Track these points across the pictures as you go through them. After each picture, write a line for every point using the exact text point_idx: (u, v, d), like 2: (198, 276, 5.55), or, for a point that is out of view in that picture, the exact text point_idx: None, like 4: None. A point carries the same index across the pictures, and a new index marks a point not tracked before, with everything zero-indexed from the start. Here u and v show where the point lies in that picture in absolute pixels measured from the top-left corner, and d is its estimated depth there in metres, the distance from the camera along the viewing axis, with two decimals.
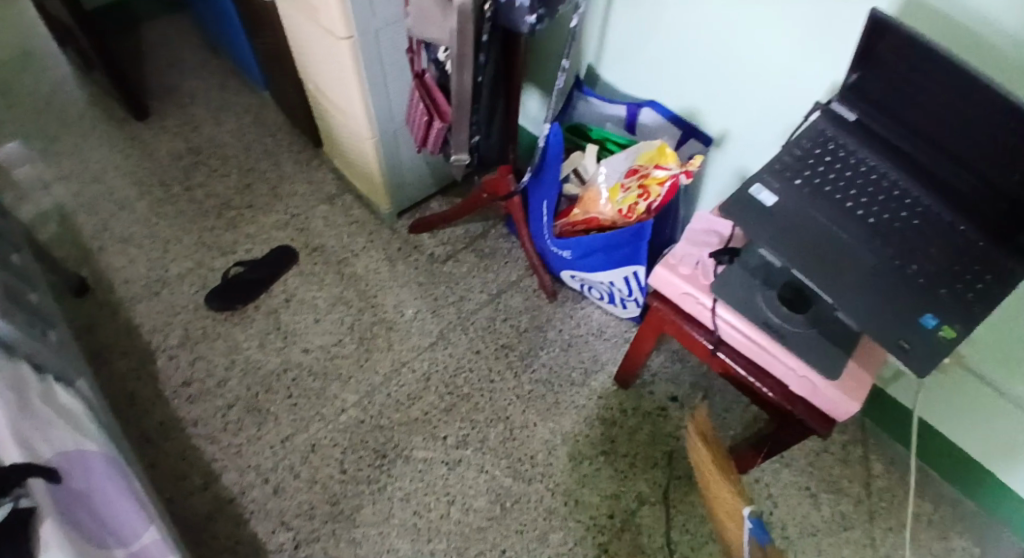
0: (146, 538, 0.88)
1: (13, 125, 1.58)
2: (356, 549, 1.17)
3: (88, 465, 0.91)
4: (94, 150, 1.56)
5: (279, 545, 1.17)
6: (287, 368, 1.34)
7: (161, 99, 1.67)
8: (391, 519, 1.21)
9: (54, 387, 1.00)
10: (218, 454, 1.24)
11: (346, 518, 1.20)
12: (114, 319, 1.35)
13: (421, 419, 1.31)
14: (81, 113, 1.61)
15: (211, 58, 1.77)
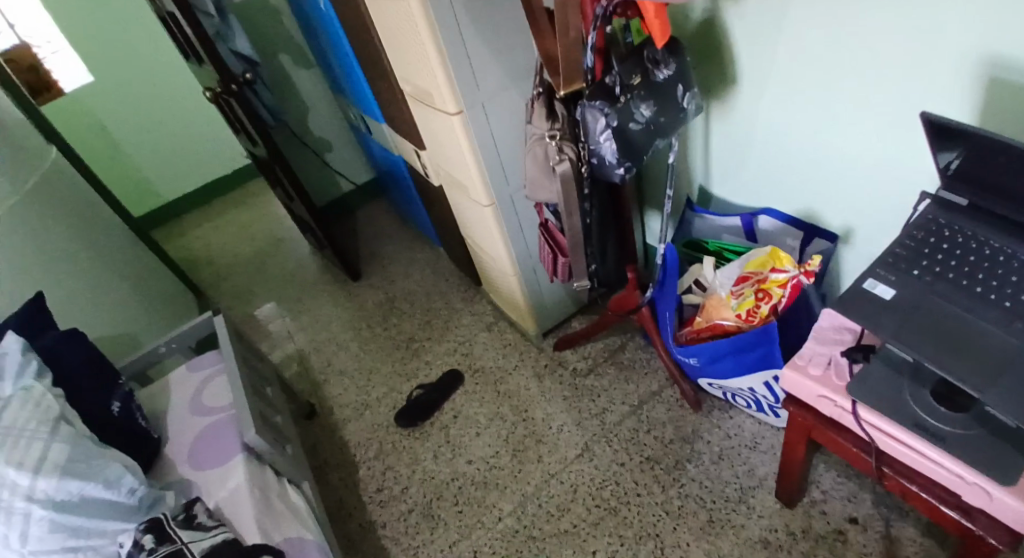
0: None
1: (276, 294, 2.15)
2: None
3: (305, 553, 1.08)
4: (325, 306, 2.03)
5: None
6: (450, 478, 1.50)
7: (370, 262, 2.14)
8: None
9: (289, 490, 1.23)
10: (399, 554, 1.39)
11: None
12: (331, 437, 1.66)
13: (571, 532, 1.35)
14: (317, 280, 2.14)
15: (403, 227, 2.24)
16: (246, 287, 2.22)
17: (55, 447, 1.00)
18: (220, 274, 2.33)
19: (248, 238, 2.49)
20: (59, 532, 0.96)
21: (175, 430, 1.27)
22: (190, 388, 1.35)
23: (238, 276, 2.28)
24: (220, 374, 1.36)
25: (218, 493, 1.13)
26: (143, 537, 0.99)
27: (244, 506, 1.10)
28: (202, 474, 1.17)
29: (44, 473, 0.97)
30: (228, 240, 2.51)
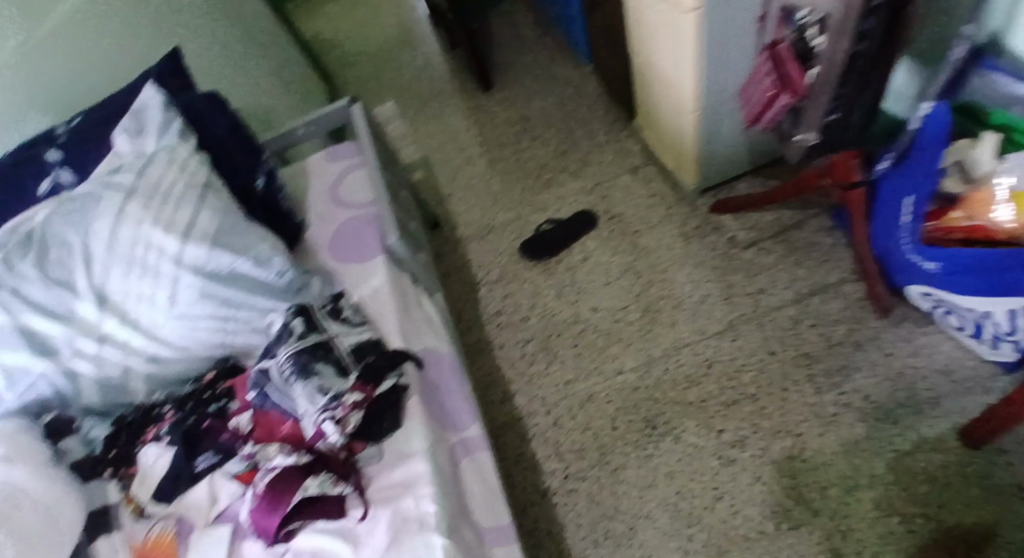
0: (471, 431, 0.92)
1: (401, 90, 1.93)
2: (618, 503, 1.14)
3: (440, 364, 0.95)
4: (451, 114, 1.82)
5: (554, 474, 1.19)
6: (571, 321, 1.35)
7: (503, 68, 1.86)
8: (652, 489, 1.14)
9: (423, 297, 1.04)
10: (515, 379, 1.31)
11: (610, 472, 1.17)
12: (454, 251, 1.53)
13: (700, 405, 1.20)
14: (444, 80, 1.90)
15: (545, 34, 1.91)
16: (370, 73, 2.01)
17: (204, 215, 0.87)
18: (342, 55, 2.11)
19: (370, 18, 2.21)
20: (210, 300, 0.85)
21: (316, 217, 1.09)
22: (330, 175, 1.15)
23: (362, 60, 2.06)
24: (361, 165, 1.15)
25: (357, 290, 0.97)
26: (291, 321, 0.86)
27: (387, 307, 0.94)
28: (343, 267, 1.00)
29: (192, 239, 0.85)
30: (350, 17, 2.24)
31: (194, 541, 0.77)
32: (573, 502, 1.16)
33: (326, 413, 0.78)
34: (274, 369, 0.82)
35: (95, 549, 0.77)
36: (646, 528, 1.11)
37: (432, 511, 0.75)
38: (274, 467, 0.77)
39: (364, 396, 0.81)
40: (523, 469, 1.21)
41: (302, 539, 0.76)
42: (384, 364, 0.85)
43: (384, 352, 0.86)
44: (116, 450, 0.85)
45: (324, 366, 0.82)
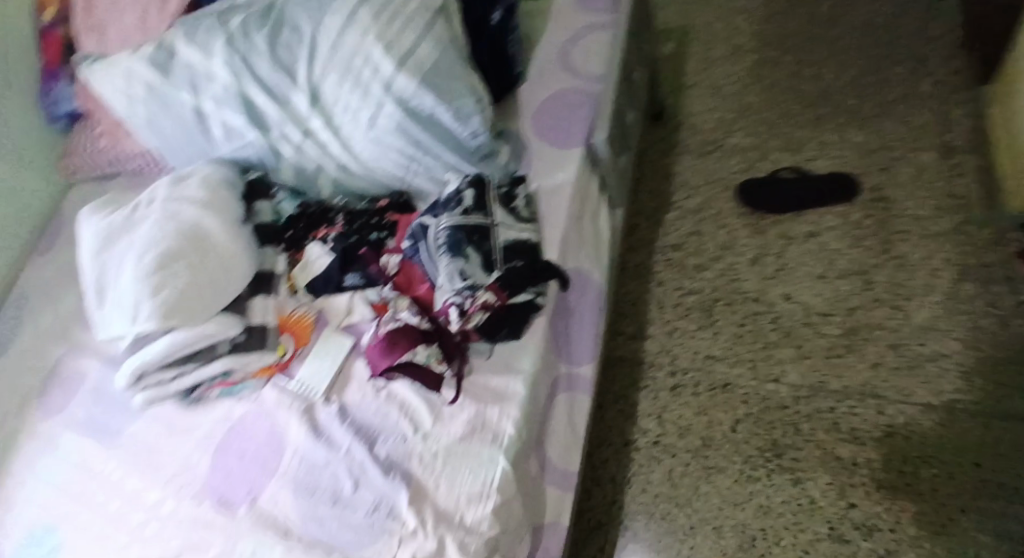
0: (583, 371, 0.88)
1: None
2: (693, 498, 1.00)
3: (585, 290, 0.89)
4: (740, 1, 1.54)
5: (643, 431, 1.07)
6: (752, 294, 1.15)
7: None
8: (738, 510, 0.98)
9: (602, 212, 0.95)
10: (658, 321, 1.16)
11: (704, 466, 1.02)
12: (662, 157, 1.34)
13: (847, 465, 0.98)
14: None
15: None
16: None
17: (424, 46, 0.80)
18: None
19: None
20: (402, 136, 0.83)
21: (540, 74, 0.98)
22: (568, 30, 1.02)
23: None
24: (608, 31, 1.01)
25: (539, 180, 0.89)
26: (463, 190, 0.82)
27: (558, 210, 0.86)
28: (538, 146, 0.91)
29: (405, 71, 0.79)
30: None
31: (325, 336, 0.86)
32: (650, 468, 1.04)
33: (455, 296, 0.76)
34: (432, 231, 0.82)
35: (252, 305, 0.85)
36: (705, 537, 0.97)
37: (508, 434, 0.77)
38: (398, 319, 0.80)
39: (495, 302, 0.77)
40: (620, 408, 1.10)
41: (399, 386, 0.82)
42: (525, 274, 0.79)
43: (532, 260, 0.80)
44: (291, 233, 0.92)
45: (473, 253, 0.79)
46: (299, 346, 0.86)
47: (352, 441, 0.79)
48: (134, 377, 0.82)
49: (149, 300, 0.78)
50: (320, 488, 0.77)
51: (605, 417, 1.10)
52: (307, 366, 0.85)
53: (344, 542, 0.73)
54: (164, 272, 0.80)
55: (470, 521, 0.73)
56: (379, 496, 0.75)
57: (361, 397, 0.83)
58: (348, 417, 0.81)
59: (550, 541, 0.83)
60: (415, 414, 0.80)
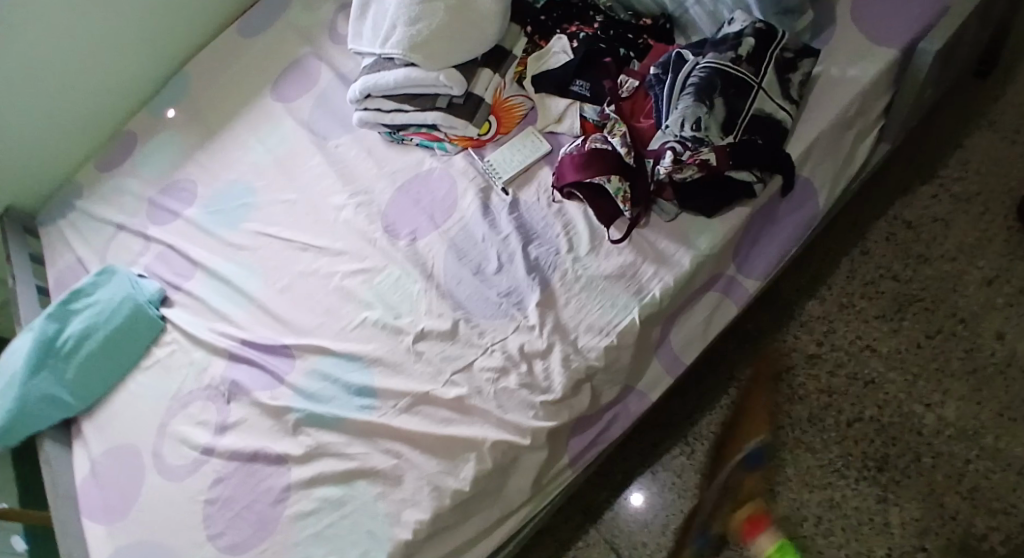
0: (750, 282, 0.84)
1: None
2: (766, 456, 1.01)
3: (800, 207, 0.83)
4: None
5: (754, 376, 1.06)
6: (959, 312, 1.02)
7: None
8: (804, 490, 0.98)
9: (868, 138, 0.86)
10: (836, 286, 1.07)
11: (795, 437, 1.01)
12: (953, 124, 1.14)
13: (945, 513, 0.92)
14: None
15: None
16: None
17: None
18: None
19: None
20: None
21: None
22: None
23: None
24: None
25: (831, 66, 0.82)
26: (745, 36, 0.75)
27: (830, 104, 0.80)
28: (846, 28, 0.84)
29: None
30: None
31: (524, 131, 0.96)
32: (741, 410, 1.05)
33: (677, 143, 0.75)
34: (689, 66, 0.77)
35: (479, 75, 0.99)
36: (757, 493, 1.00)
37: (652, 293, 0.78)
38: (606, 142, 0.83)
39: (715, 165, 0.73)
40: (745, 347, 1.08)
41: (572, 206, 0.87)
42: (761, 156, 0.74)
43: (775, 146, 0.75)
44: (544, 18, 1.01)
45: (718, 107, 0.74)
46: (501, 132, 0.98)
47: (512, 233, 0.89)
48: (362, 92, 1.03)
49: (403, 28, 0.98)
50: (468, 257, 0.90)
51: (726, 348, 1.09)
52: (499, 152, 0.96)
53: (473, 306, 0.86)
54: (423, 9, 0.98)
55: (582, 343, 0.79)
56: (513, 285, 0.86)
57: (535, 201, 0.90)
58: (516, 212, 0.91)
59: (631, 403, 0.84)
60: (577, 238, 0.85)
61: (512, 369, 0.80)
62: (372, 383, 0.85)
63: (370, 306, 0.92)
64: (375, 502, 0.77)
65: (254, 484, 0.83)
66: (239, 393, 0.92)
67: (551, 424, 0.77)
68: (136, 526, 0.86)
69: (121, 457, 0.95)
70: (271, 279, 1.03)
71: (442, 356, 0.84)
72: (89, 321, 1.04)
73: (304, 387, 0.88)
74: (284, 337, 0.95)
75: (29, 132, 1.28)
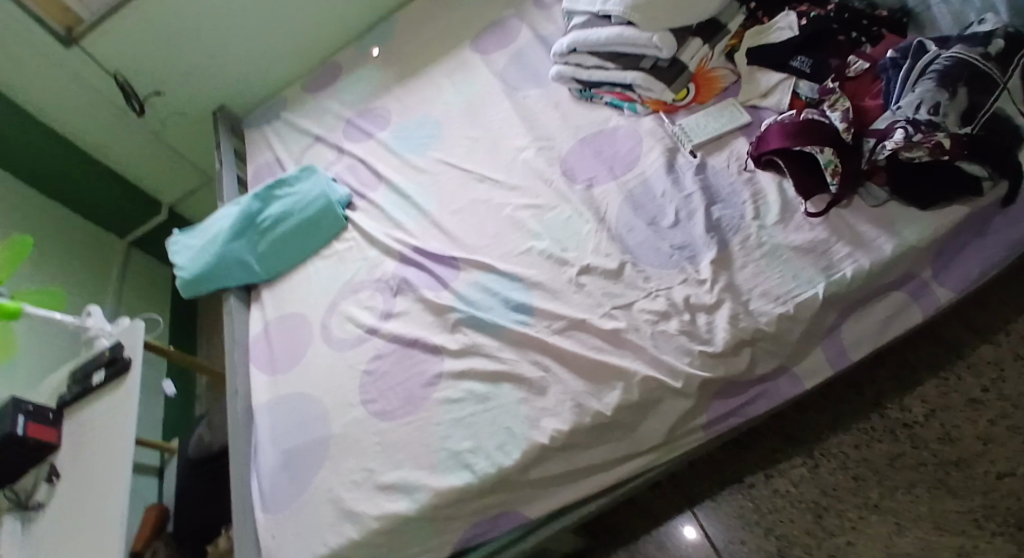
0: (944, 288, 0.79)
1: None
2: (898, 490, 0.97)
3: (1016, 225, 0.79)
4: None
5: (902, 408, 1.01)
6: None
7: None
8: (934, 532, 0.93)
9: None
10: (1021, 334, 0.98)
11: (936, 478, 0.96)
12: None
13: None
14: None
15: None
16: None
17: None
18: None
19: None
20: None
21: None
22: None
23: None
24: None
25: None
26: (996, 37, 0.75)
27: None
28: None
29: None
30: None
31: (723, 103, 1.00)
32: (880, 438, 1.01)
33: (908, 125, 0.74)
34: (933, 55, 0.77)
35: (689, 42, 1.05)
36: (880, 523, 0.96)
37: (843, 272, 0.76)
38: (824, 117, 0.82)
39: (950, 152, 0.71)
40: (898, 377, 1.03)
41: (766, 177, 0.87)
42: (999, 154, 0.72)
43: (1014, 147, 0.73)
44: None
45: (960, 96, 0.73)
46: (698, 101, 1.03)
47: (696, 191, 0.91)
48: (570, 46, 1.15)
49: None
50: (644, 209, 0.94)
51: (876, 372, 1.04)
52: (694, 118, 1.00)
53: (641, 252, 0.89)
54: None
55: (753, 306, 0.79)
56: (686, 241, 0.88)
57: (723, 167, 0.93)
58: (703, 174, 0.93)
59: (782, 384, 0.82)
60: (764, 207, 0.85)
61: (674, 315, 0.82)
62: (530, 301, 0.90)
63: (539, 237, 0.98)
64: (518, 404, 0.81)
65: (409, 365, 0.90)
66: (407, 288, 0.99)
67: (704, 374, 0.77)
68: (294, 381, 0.97)
69: (289, 323, 1.05)
70: (446, 201, 1.11)
71: (603, 291, 0.87)
72: (286, 208, 1.16)
73: (466, 294, 0.94)
74: (453, 251, 1.02)
75: (256, 38, 1.45)
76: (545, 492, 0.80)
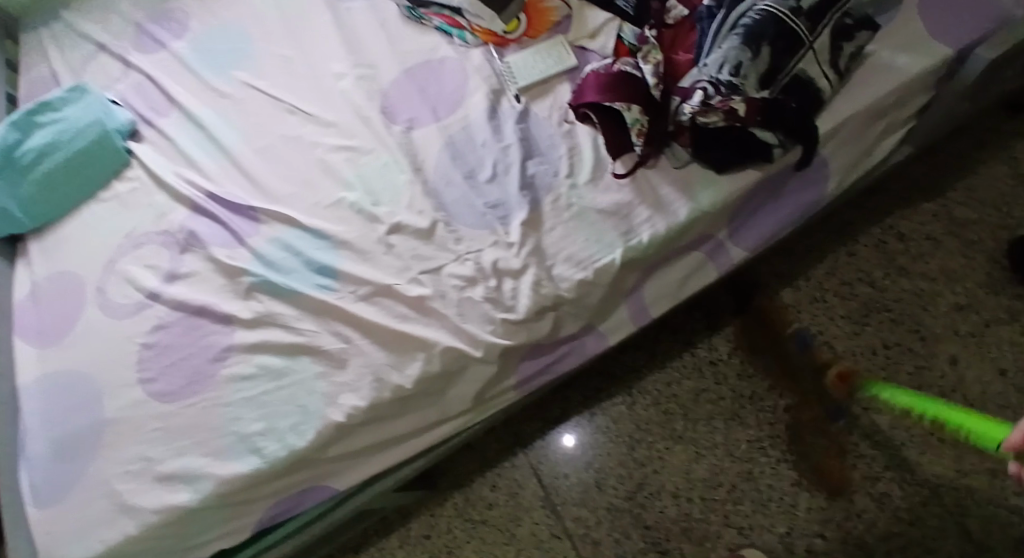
0: (736, 250, 0.81)
1: None
2: (700, 423, 1.05)
3: (809, 188, 0.80)
4: None
5: (710, 347, 1.09)
6: (921, 330, 1.01)
7: None
8: (726, 459, 1.03)
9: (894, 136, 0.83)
10: (812, 281, 1.07)
11: (732, 410, 1.05)
12: (978, 149, 1.11)
13: (850, 509, 0.96)
14: None
15: None
16: None
17: None
18: None
19: None
20: None
21: None
22: None
23: None
24: None
25: (884, 47, 0.77)
26: None
27: (872, 84, 0.76)
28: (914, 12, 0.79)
29: None
30: None
31: (553, 40, 0.91)
32: (688, 376, 1.08)
33: (709, 86, 0.70)
34: (745, 7, 0.72)
35: None
36: (682, 453, 1.04)
37: (640, 238, 0.75)
38: (636, 69, 0.78)
39: (741, 119, 0.69)
40: (708, 320, 1.10)
41: (584, 130, 0.83)
42: (789, 121, 0.71)
43: (807, 114, 0.71)
44: None
45: (763, 57, 0.69)
46: (530, 35, 0.92)
47: (514, 143, 0.84)
48: None
49: None
50: (463, 159, 0.86)
51: (690, 316, 1.10)
52: (521, 55, 0.90)
53: (456, 210, 0.83)
54: None
55: (556, 272, 0.77)
56: (502, 199, 0.82)
57: (545, 116, 0.86)
58: (524, 122, 0.86)
59: (588, 342, 0.83)
60: (579, 163, 0.80)
61: (482, 281, 0.78)
62: (335, 264, 0.82)
63: (350, 188, 0.88)
64: (316, 380, 0.77)
65: (194, 336, 0.84)
66: (195, 244, 0.90)
67: (506, 342, 0.76)
68: (72, 353, 0.87)
69: (69, 284, 0.93)
70: (250, 137, 0.97)
71: (412, 253, 0.81)
72: (54, 136, 0.99)
73: (264, 253, 0.86)
74: (252, 199, 0.91)
75: None
76: (349, 464, 0.79)
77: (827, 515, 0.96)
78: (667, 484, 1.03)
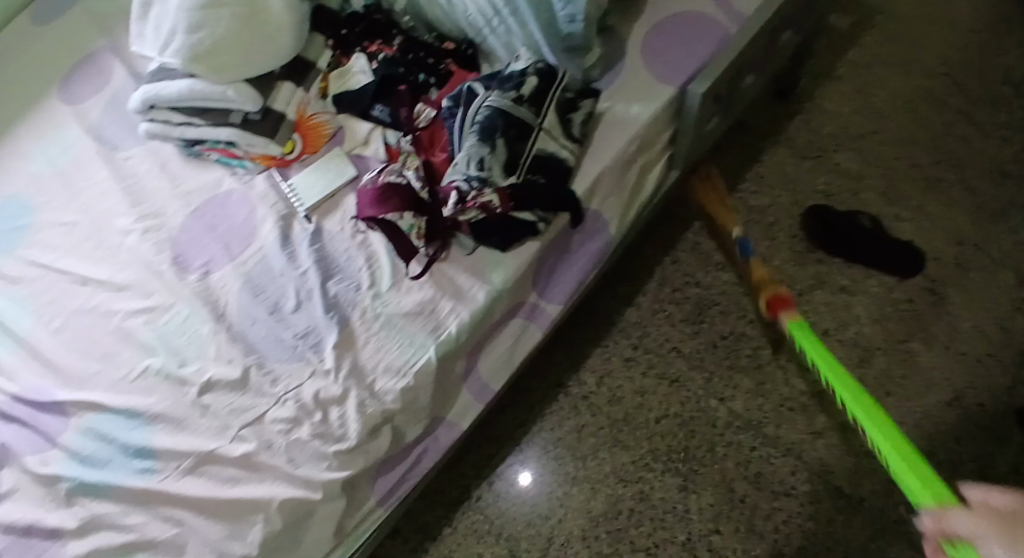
0: (549, 308, 0.86)
1: None
2: (590, 458, 1.07)
3: (591, 236, 0.86)
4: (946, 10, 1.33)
5: (579, 382, 1.11)
6: (749, 315, 1.11)
7: None
8: (620, 485, 1.04)
9: (655, 169, 0.91)
10: (648, 296, 1.14)
11: (613, 436, 1.07)
12: (753, 136, 1.23)
13: (734, 498, 1.01)
14: None
15: None
16: None
17: None
18: None
19: None
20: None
21: None
22: None
23: None
24: None
25: (617, 100, 0.87)
26: (527, 75, 0.80)
27: (612, 140, 0.84)
28: (634, 63, 0.88)
29: None
30: None
31: (332, 152, 0.94)
32: (567, 418, 1.10)
33: (463, 183, 0.77)
34: (476, 102, 0.81)
35: (279, 88, 0.96)
36: (579, 494, 1.05)
37: (448, 330, 0.78)
38: (400, 176, 0.84)
39: (496, 205, 0.77)
40: (570, 358, 1.12)
41: (375, 238, 0.85)
42: (542, 196, 0.79)
43: (557, 185, 0.80)
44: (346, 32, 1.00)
45: (501, 146, 0.78)
46: (309, 152, 0.95)
47: (310, 268, 0.84)
48: (146, 103, 0.94)
49: (182, 36, 0.91)
50: (265, 294, 0.85)
51: (553, 358, 1.12)
52: (303, 176, 0.92)
53: (266, 349, 0.81)
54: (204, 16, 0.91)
55: (378, 386, 0.77)
56: (311, 325, 0.81)
57: (338, 231, 0.87)
58: (317, 243, 0.87)
59: (440, 435, 0.84)
60: (378, 271, 0.83)
61: (305, 419, 0.76)
62: (151, 443, 0.78)
63: (154, 352, 0.84)
64: None
65: None
66: (6, 459, 0.82)
67: (343, 474, 0.75)
68: None
69: None
70: (42, 319, 0.91)
71: (230, 409, 0.78)
72: None
73: (77, 450, 0.80)
74: (56, 391, 0.84)
75: None
76: None
77: (716, 510, 1.01)
78: (574, 528, 1.03)
